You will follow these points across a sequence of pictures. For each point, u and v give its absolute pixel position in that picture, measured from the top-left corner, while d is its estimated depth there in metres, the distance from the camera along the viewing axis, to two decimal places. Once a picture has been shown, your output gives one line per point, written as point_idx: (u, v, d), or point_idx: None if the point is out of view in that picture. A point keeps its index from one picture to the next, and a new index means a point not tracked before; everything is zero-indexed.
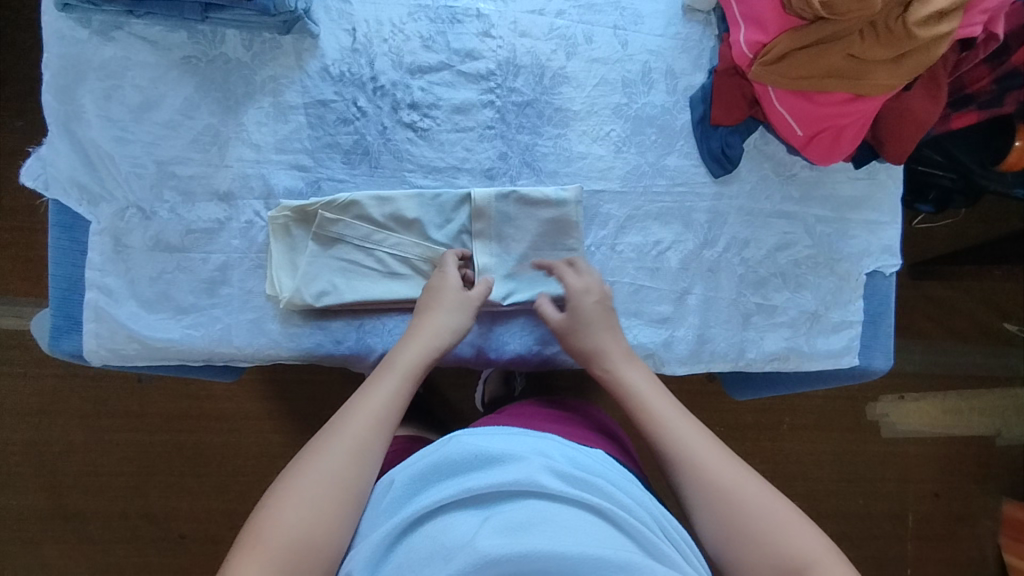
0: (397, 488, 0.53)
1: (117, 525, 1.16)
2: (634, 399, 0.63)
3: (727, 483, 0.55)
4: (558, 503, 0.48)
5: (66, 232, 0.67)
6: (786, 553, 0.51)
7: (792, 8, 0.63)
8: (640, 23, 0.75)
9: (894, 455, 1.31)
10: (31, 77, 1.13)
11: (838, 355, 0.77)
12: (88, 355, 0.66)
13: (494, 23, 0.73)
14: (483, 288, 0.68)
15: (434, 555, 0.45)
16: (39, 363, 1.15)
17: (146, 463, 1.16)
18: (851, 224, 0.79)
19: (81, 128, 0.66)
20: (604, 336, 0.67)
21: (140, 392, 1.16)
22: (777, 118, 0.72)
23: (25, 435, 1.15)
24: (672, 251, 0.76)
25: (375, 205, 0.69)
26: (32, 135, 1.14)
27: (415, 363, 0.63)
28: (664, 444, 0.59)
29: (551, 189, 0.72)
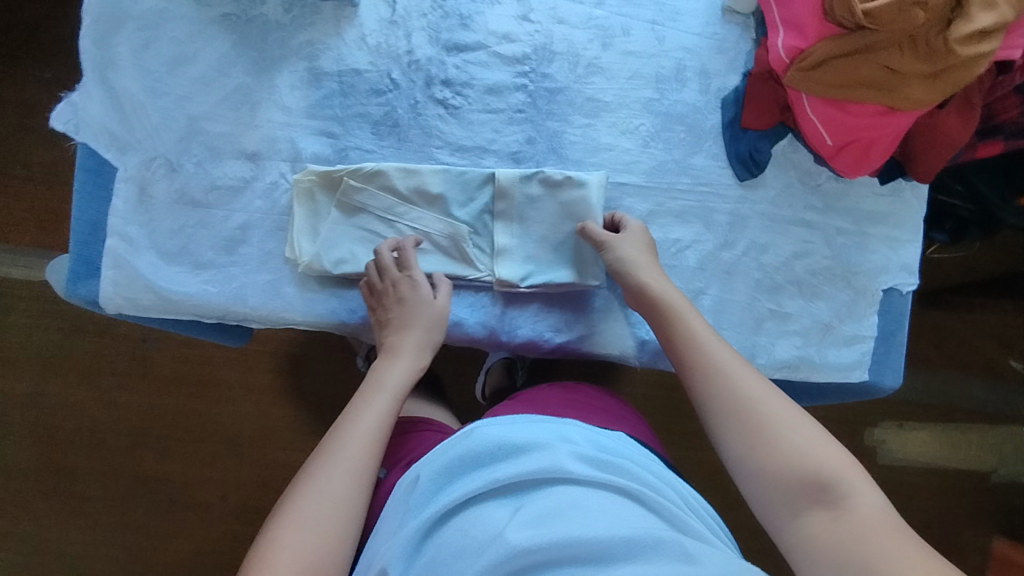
0: (425, 481, 0.54)
1: (108, 483, 1.17)
2: (668, 315, 0.64)
3: (755, 400, 0.56)
4: (588, 487, 0.50)
5: (92, 177, 0.67)
6: (811, 469, 0.52)
7: (833, 15, 0.64)
8: (678, 20, 0.75)
9: (887, 482, 1.31)
10: (65, 29, 1.14)
11: (848, 368, 0.77)
12: (103, 301, 0.66)
13: (533, 8, 0.73)
14: (446, 289, 0.69)
15: (468, 546, 0.47)
16: (46, 314, 1.16)
17: (144, 423, 1.17)
18: (871, 239, 0.79)
19: (114, 75, 0.66)
20: (637, 252, 0.68)
21: (144, 354, 1.17)
22: (808, 126, 0.72)
23: (28, 383, 1.16)
24: (691, 250, 0.76)
25: (400, 177, 0.70)
26: (61, 87, 1.14)
27: (400, 382, 0.63)
28: (694, 363, 0.61)
29: (575, 173, 0.72)
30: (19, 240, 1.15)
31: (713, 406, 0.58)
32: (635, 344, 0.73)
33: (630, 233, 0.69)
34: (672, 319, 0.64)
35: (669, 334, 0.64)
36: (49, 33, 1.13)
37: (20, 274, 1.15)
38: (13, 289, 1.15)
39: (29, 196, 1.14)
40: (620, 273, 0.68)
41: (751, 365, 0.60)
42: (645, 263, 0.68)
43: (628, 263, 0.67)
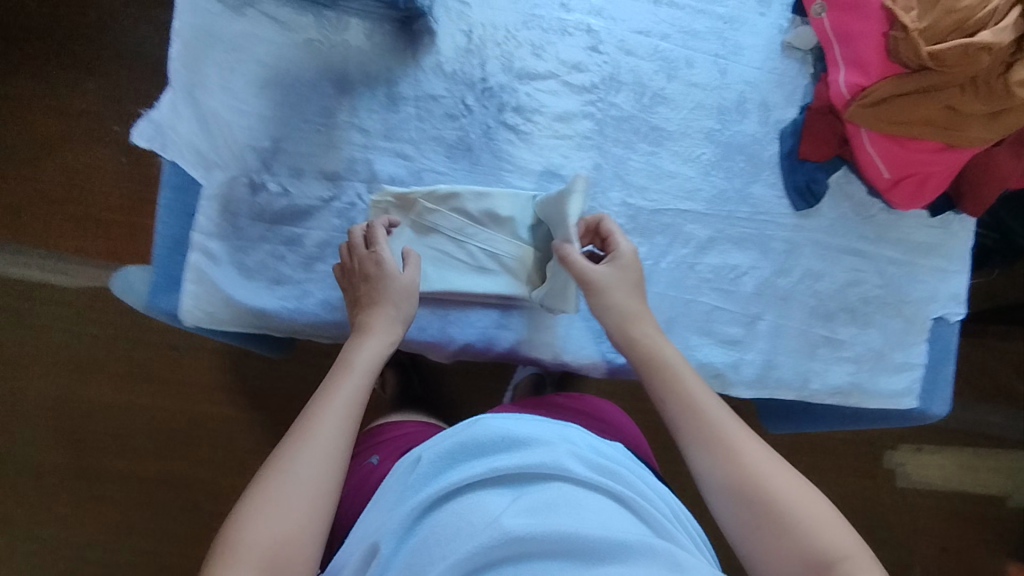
0: (426, 461, 0.55)
1: (133, 490, 1.17)
2: (665, 377, 0.61)
3: (761, 474, 0.55)
4: (584, 489, 0.51)
5: (179, 194, 0.69)
6: (816, 547, 0.51)
7: (899, 55, 0.66)
8: (740, 54, 0.78)
9: (907, 506, 1.33)
10: (116, 45, 1.20)
11: (899, 395, 0.80)
12: (184, 314, 0.68)
13: (602, 39, 0.75)
14: (413, 266, 0.68)
15: (461, 528, 0.47)
16: (79, 320, 1.17)
17: (175, 432, 1.18)
18: (921, 269, 0.81)
19: (202, 95, 0.68)
20: (628, 296, 0.66)
21: (178, 362, 1.18)
22: (866, 159, 0.75)
23: (60, 389, 1.17)
24: (748, 276, 0.78)
25: (472, 200, 0.72)
26: (110, 100, 1.19)
27: (370, 358, 0.63)
28: (692, 428, 0.58)
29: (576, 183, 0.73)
30: (60, 245, 1.18)
31: (710, 471, 0.56)
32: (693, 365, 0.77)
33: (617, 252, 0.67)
34: (670, 384, 0.61)
35: (665, 404, 0.61)
36: (103, 49, 1.19)
37: (60, 280, 1.18)
38: (53, 293, 1.18)
39: (73, 203, 1.18)
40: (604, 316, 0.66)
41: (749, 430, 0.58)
42: (635, 309, 0.65)
43: (615, 311, 0.65)
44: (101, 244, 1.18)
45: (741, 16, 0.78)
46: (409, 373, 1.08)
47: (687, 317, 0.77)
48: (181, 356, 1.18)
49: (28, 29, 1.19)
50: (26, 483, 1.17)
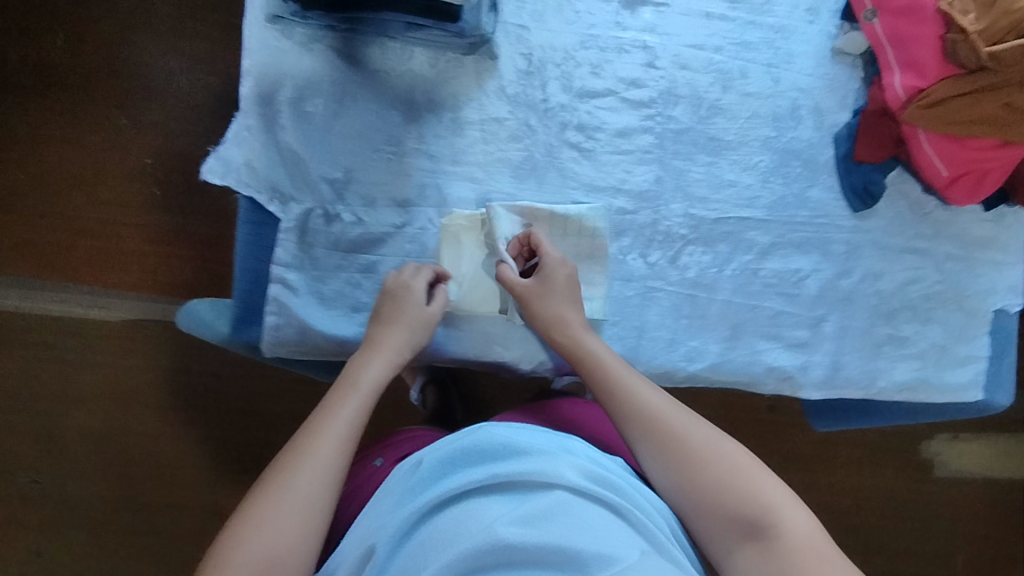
0: (428, 466, 0.57)
1: (192, 518, 1.20)
2: (605, 375, 0.65)
3: (703, 448, 0.59)
4: (579, 499, 0.53)
5: (255, 228, 0.71)
6: (746, 505, 0.55)
7: (957, 56, 0.67)
8: (792, 62, 0.79)
9: (944, 493, 1.36)
10: (143, 79, 1.19)
11: (964, 388, 0.81)
12: (265, 347, 0.70)
13: (658, 55, 0.77)
14: (442, 302, 0.70)
15: (459, 533, 0.49)
16: (128, 353, 1.19)
17: (227, 457, 1.20)
18: (979, 263, 0.82)
19: (278, 132, 0.70)
20: (562, 305, 0.70)
21: (220, 391, 1.20)
22: (924, 158, 0.75)
23: (113, 422, 1.19)
24: (811, 279, 0.79)
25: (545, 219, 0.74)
26: (142, 134, 1.19)
27: (377, 378, 0.65)
28: (627, 412, 0.62)
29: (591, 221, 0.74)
30: (99, 280, 1.19)
31: (652, 451, 0.60)
32: (760, 369, 0.78)
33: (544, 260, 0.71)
34: (609, 380, 0.65)
35: (609, 399, 0.64)
36: (132, 84, 1.19)
37: (105, 315, 1.18)
38: (93, 328, 1.18)
39: (111, 239, 1.19)
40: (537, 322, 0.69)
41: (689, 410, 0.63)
42: (565, 316, 0.69)
43: (545, 317, 0.69)
44: (140, 278, 1.19)
45: (790, 25, 0.80)
46: (449, 391, 1.10)
47: (754, 322, 0.78)
48: (227, 384, 1.20)
49: (54, 68, 1.18)
50: (87, 516, 1.19)
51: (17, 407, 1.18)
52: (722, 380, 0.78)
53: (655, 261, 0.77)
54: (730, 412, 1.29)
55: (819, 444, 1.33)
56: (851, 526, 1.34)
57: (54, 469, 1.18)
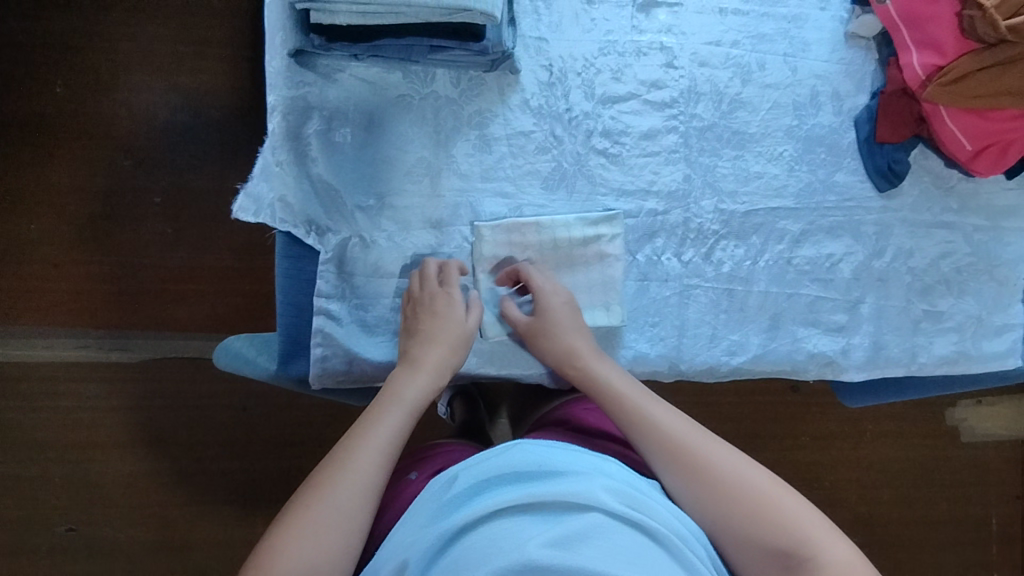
0: (460, 485, 0.56)
1: (233, 552, 1.20)
2: (623, 405, 0.65)
3: (730, 475, 0.58)
4: (614, 523, 0.51)
5: (294, 262, 0.71)
6: (781, 536, 0.54)
7: (975, 33, 0.68)
8: (807, 50, 0.80)
9: (973, 458, 1.37)
10: (147, 118, 1.18)
11: (1002, 356, 0.82)
12: (312, 379, 0.70)
13: (676, 54, 0.77)
14: (477, 315, 0.70)
15: (490, 554, 0.47)
16: (156, 394, 1.18)
17: (263, 490, 1.20)
18: (1006, 231, 0.83)
19: (308, 165, 0.70)
20: (574, 336, 0.70)
21: (250, 424, 1.20)
22: (947, 134, 0.75)
23: (146, 464, 1.18)
24: (844, 262, 0.80)
25: (578, 226, 0.74)
26: (152, 174, 1.18)
27: (420, 396, 0.64)
28: (653, 444, 0.61)
29: (578, 233, 0.74)
30: (119, 324, 1.18)
31: (677, 481, 0.59)
32: (803, 356, 0.78)
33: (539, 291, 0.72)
34: (629, 409, 0.64)
35: (629, 428, 0.63)
36: (135, 123, 1.18)
37: (130, 357, 1.18)
38: (120, 372, 1.18)
39: (128, 281, 1.18)
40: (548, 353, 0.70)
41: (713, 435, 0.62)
42: (580, 346, 0.70)
43: (557, 350, 0.70)
44: (163, 317, 1.19)
45: (802, 13, 0.80)
46: (477, 402, 1.03)
47: (792, 311, 0.79)
48: (256, 415, 1.20)
49: (53, 114, 1.17)
50: (127, 561, 1.18)
51: (49, 459, 1.17)
52: (765, 371, 0.78)
53: (690, 258, 0.77)
54: (756, 398, 1.30)
55: (845, 421, 1.33)
56: (884, 499, 1.34)
57: (91, 517, 1.18)
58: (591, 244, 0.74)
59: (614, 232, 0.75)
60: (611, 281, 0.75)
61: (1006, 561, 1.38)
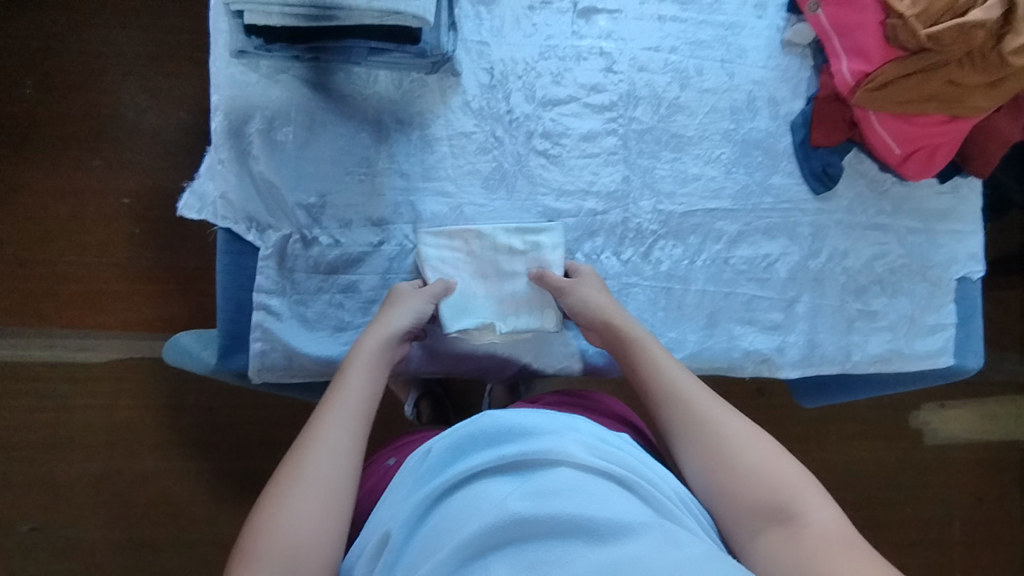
0: (436, 454, 0.55)
1: (191, 552, 1.20)
2: (646, 360, 0.67)
3: (730, 438, 0.58)
4: (588, 474, 0.50)
5: (234, 258, 0.72)
6: (775, 492, 0.54)
7: (897, 40, 0.71)
8: (744, 57, 0.83)
9: (935, 461, 1.39)
10: (114, 118, 1.19)
11: (935, 355, 0.84)
12: (250, 373, 0.71)
13: (616, 59, 0.79)
14: (438, 287, 0.72)
15: (470, 512, 0.47)
16: (114, 394, 1.18)
17: (225, 487, 1.21)
18: (939, 234, 0.85)
19: (250, 163, 0.71)
20: (611, 307, 0.72)
21: (212, 422, 1.20)
22: (877, 139, 0.78)
23: (105, 464, 1.18)
24: (780, 262, 0.82)
25: (517, 238, 0.75)
26: (117, 174, 1.19)
27: (373, 355, 0.65)
28: (670, 397, 0.63)
29: (516, 241, 0.75)
30: (81, 324, 1.18)
31: (679, 437, 0.61)
32: (740, 354, 0.80)
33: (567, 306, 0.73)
34: (650, 366, 0.66)
35: (647, 386, 0.65)
36: (99, 123, 1.19)
37: (90, 357, 1.18)
38: (81, 371, 1.18)
39: (92, 279, 1.18)
40: (582, 312, 0.72)
41: (724, 402, 0.62)
42: (610, 306, 0.72)
43: (595, 312, 0.71)
44: (127, 315, 1.19)
45: (739, 22, 0.83)
46: (443, 401, 1.02)
47: (729, 309, 0.80)
48: (219, 415, 1.20)
49: (18, 115, 1.17)
50: (86, 560, 1.18)
51: (8, 458, 1.17)
52: (703, 368, 0.80)
53: (628, 257, 0.79)
54: None
55: (808, 423, 1.35)
56: (847, 501, 1.36)
57: (51, 515, 1.17)
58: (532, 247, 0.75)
59: (553, 240, 0.75)
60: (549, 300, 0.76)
61: (967, 560, 1.40)
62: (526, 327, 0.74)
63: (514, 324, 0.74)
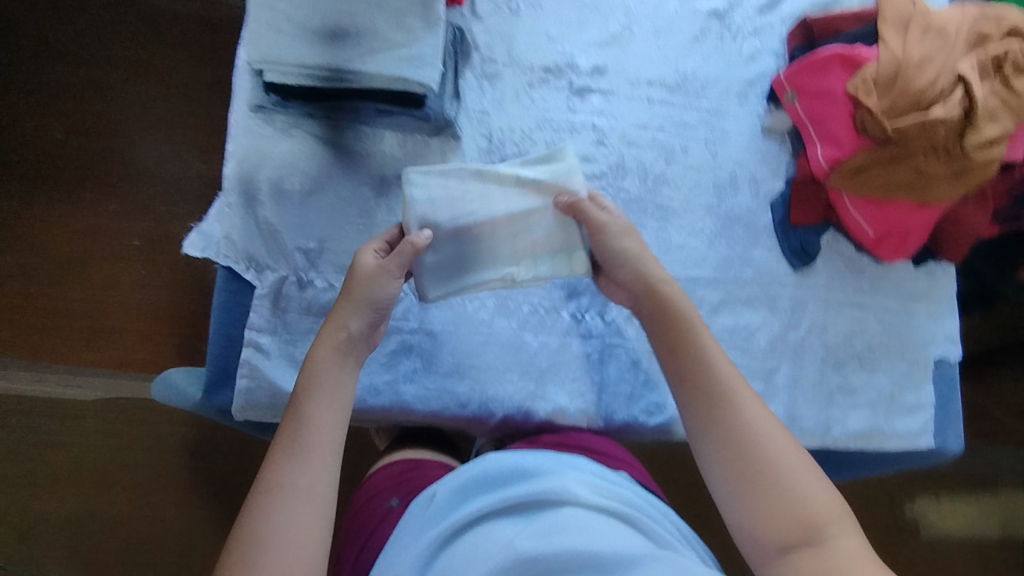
0: (441, 497, 0.58)
1: None
2: (692, 335, 0.63)
3: (771, 457, 0.56)
4: (591, 511, 0.53)
5: (232, 295, 0.75)
6: (805, 512, 0.54)
7: (866, 130, 0.76)
8: (727, 139, 0.89)
9: (932, 556, 1.33)
10: (135, 164, 1.25)
11: (915, 435, 0.85)
12: (234, 410, 0.72)
13: (606, 134, 0.85)
14: (412, 244, 0.66)
15: (479, 555, 0.49)
16: (93, 433, 1.17)
17: (194, 538, 1.17)
18: (916, 314, 0.88)
19: (256, 208, 0.76)
20: (648, 260, 0.68)
21: (188, 467, 1.18)
22: (852, 220, 0.83)
23: (76, 504, 1.16)
24: (761, 333, 0.84)
25: (526, 172, 0.72)
26: (131, 216, 1.24)
27: (335, 364, 0.63)
28: (714, 390, 0.60)
29: (527, 173, 0.72)
30: (72, 360, 1.19)
31: (713, 437, 0.58)
32: None
33: (600, 254, 0.70)
34: (694, 356, 0.62)
35: (690, 371, 0.62)
36: (119, 169, 1.25)
37: (75, 394, 1.18)
38: (65, 408, 1.18)
39: (91, 316, 1.21)
40: (616, 261, 0.69)
41: (767, 410, 0.60)
42: (644, 251, 0.69)
43: (630, 269, 0.68)
44: (118, 354, 1.20)
45: (723, 108, 0.89)
46: None
47: None
48: (196, 460, 1.18)
49: (45, 156, 1.24)
50: None
51: None
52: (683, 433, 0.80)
53: (612, 318, 0.81)
54: None
55: None
56: None
57: (12, 557, 1.14)
58: (547, 181, 0.71)
59: (568, 166, 0.73)
60: (566, 234, 0.72)
61: None
62: (549, 272, 0.72)
63: (534, 269, 0.72)
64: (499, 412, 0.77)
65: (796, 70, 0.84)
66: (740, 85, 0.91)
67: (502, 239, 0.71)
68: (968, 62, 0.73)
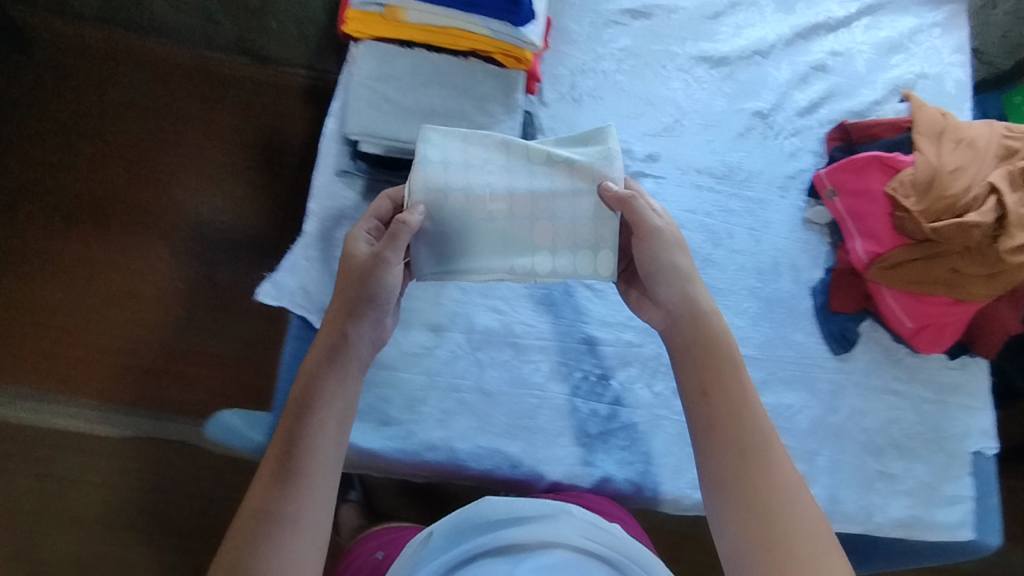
0: (437, 537, 0.60)
1: None
2: (733, 374, 0.63)
3: (785, 517, 0.56)
4: (579, 556, 0.56)
5: (303, 343, 0.79)
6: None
7: (906, 230, 0.82)
8: (770, 228, 0.95)
9: None
10: (190, 213, 1.32)
11: (955, 527, 0.85)
12: None
13: None
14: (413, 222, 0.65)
15: None
16: (121, 472, 1.18)
17: None
18: (952, 406, 0.90)
19: (332, 262, 0.81)
20: (699, 289, 0.68)
21: (211, 514, 1.18)
22: (890, 311, 0.87)
23: (96, 544, 1.15)
24: (802, 414, 0.86)
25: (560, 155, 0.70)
26: (183, 261, 1.29)
27: (339, 389, 0.64)
28: (738, 434, 0.60)
29: (562, 153, 0.70)
30: (107, 397, 1.21)
31: (729, 482, 0.59)
32: None
33: (642, 262, 0.69)
34: (728, 405, 0.62)
35: (734, 412, 0.61)
36: (176, 217, 1.31)
37: (105, 431, 1.19)
38: (96, 445, 1.18)
39: (134, 355, 1.24)
40: (657, 275, 0.68)
41: (796, 469, 0.60)
42: (693, 274, 0.68)
43: (676, 291, 0.67)
44: (155, 392, 1.22)
45: (766, 199, 0.96)
46: None
47: None
48: (220, 508, 1.18)
49: (106, 200, 1.30)
50: None
51: None
52: None
53: (659, 390, 0.84)
54: None
55: None
56: None
57: None
58: (581, 164, 0.70)
59: (607, 155, 0.71)
60: (596, 233, 0.70)
61: None
62: (569, 267, 0.70)
63: (552, 262, 0.71)
64: (548, 476, 0.79)
65: (836, 168, 0.91)
66: (782, 179, 0.97)
67: (518, 220, 0.70)
68: (999, 173, 0.79)
